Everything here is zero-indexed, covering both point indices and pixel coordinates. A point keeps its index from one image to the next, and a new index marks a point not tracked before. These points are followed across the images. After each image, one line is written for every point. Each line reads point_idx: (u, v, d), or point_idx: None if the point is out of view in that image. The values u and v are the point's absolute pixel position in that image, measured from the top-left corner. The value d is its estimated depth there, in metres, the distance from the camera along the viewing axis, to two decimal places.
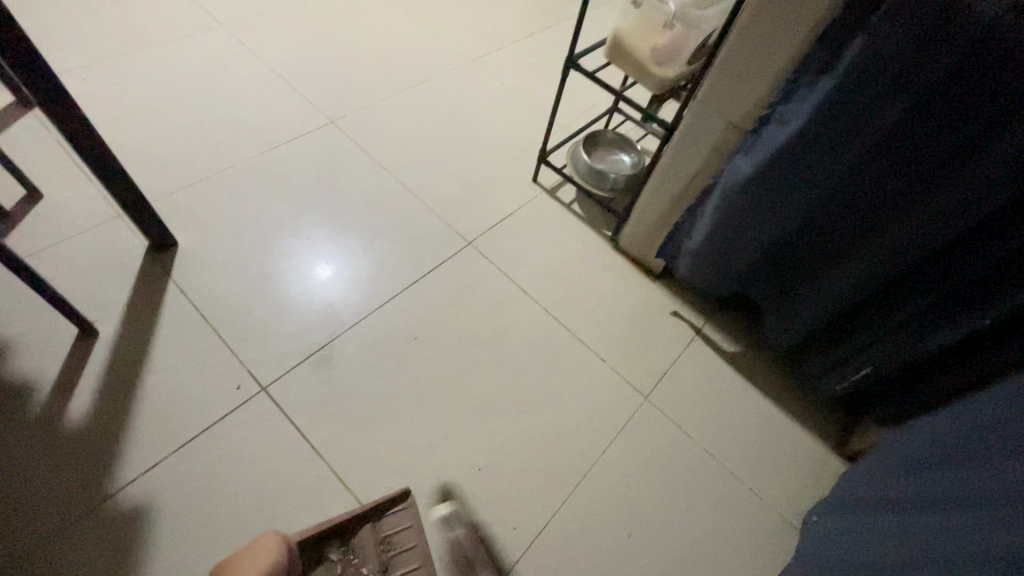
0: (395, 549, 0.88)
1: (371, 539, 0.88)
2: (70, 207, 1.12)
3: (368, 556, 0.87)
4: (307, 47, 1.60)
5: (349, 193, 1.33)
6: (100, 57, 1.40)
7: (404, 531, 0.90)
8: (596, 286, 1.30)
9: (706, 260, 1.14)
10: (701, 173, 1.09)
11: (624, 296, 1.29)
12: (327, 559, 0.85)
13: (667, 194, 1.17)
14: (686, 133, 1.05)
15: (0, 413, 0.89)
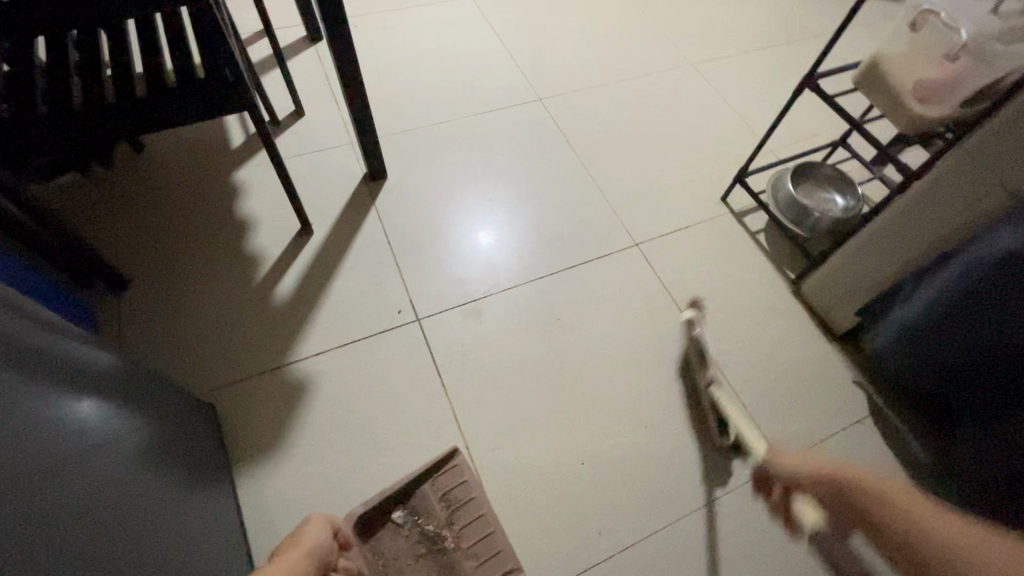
0: (456, 503, 0.92)
1: (433, 497, 0.93)
2: (320, 127, 1.35)
3: (431, 515, 0.92)
4: (537, 26, 1.69)
5: (537, 169, 1.38)
6: (374, 10, 1.64)
7: (457, 488, 0.93)
8: (759, 326, 1.18)
9: (903, 335, 0.97)
10: (938, 236, 0.92)
11: (790, 346, 1.16)
12: (393, 522, 0.92)
13: (882, 250, 1.01)
14: (931, 186, 0.89)
15: (235, 273, 1.12)
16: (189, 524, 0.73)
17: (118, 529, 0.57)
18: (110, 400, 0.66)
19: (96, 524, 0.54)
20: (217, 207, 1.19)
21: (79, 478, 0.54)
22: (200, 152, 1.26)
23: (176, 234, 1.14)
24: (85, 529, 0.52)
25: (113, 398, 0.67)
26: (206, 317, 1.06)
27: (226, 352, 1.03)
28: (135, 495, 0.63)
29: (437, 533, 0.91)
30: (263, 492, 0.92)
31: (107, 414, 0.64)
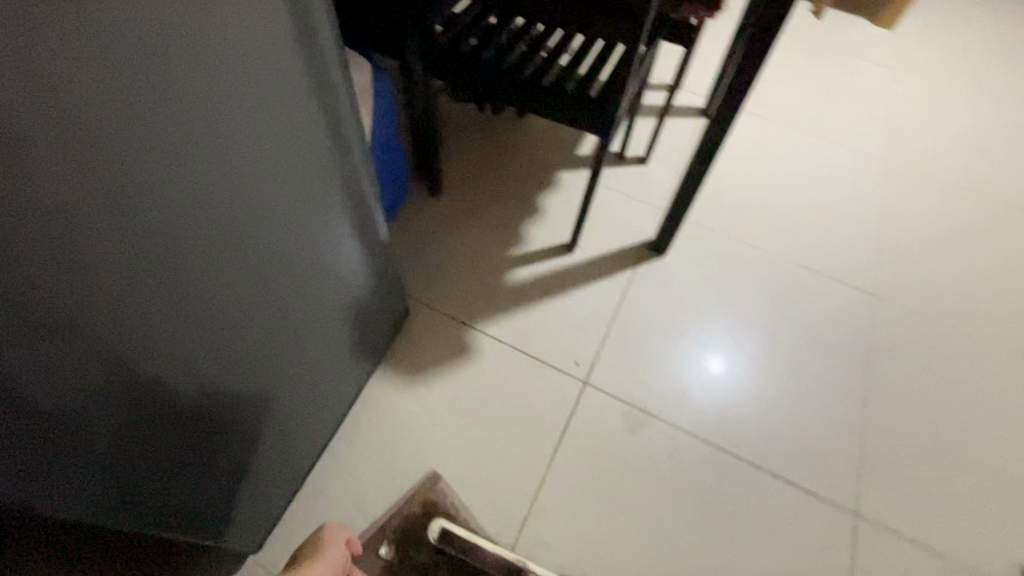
0: (440, 528, 0.91)
1: (421, 523, 0.94)
2: (648, 181, 1.41)
3: (420, 540, 0.91)
4: (927, 229, 1.44)
5: (810, 353, 1.18)
6: (775, 117, 1.62)
7: (442, 516, 0.92)
8: None
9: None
10: None
11: None
12: (384, 553, 0.91)
13: None
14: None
15: (497, 238, 1.28)
16: (303, 381, 0.86)
17: (296, 319, 0.78)
18: (363, 253, 0.90)
19: (289, 303, 0.75)
20: (527, 187, 1.38)
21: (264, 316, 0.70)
22: (551, 145, 1.46)
23: (488, 187, 1.36)
24: (284, 300, 0.73)
25: (366, 257, 0.92)
26: (454, 251, 1.24)
27: (443, 285, 1.18)
28: (325, 313, 0.86)
29: (424, 560, 0.89)
30: (378, 398, 1.04)
31: (353, 258, 0.88)
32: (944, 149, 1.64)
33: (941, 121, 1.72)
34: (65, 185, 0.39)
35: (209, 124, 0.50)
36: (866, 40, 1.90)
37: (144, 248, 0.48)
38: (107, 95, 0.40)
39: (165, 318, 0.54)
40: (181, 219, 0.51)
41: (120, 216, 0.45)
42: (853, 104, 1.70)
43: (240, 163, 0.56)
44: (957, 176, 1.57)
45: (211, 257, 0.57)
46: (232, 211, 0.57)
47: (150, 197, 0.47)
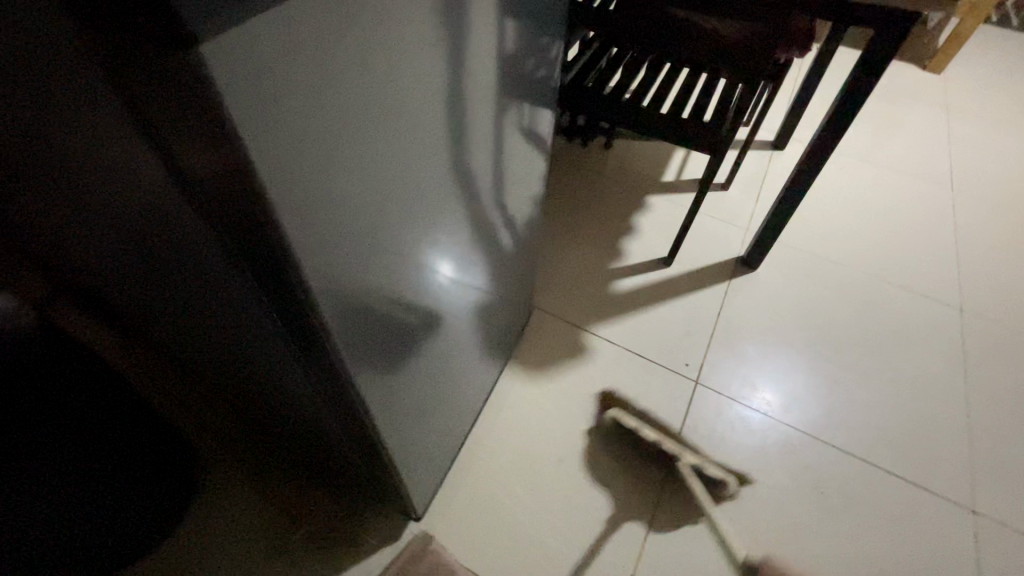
0: None
1: None
2: (733, 205, 1.53)
3: None
4: (1004, 252, 1.51)
5: (906, 361, 1.24)
6: (843, 154, 1.75)
7: None
8: None
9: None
10: None
11: None
12: None
13: None
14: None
15: (600, 252, 1.39)
16: (458, 348, 0.93)
17: (442, 319, 0.81)
18: (485, 260, 0.94)
19: (441, 306, 0.77)
20: (621, 209, 1.50)
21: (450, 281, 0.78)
22: (640, 174, 1.60)
23: (587, 209, 1.49)
24: (439, 301, 0.76)
25: (486, 265, 0.96)
26: (563, 264, 1.35)
27: (556, 293, 1.29)
28: (476, 287, 0.93)
29: None
30: (508, 390, 1.13)
31: (478, 265, 0.91)
32: (1008, 183, 1.74)
33: (1001, 158, 1.83)
34: (398, 142, 0.47)
35: (439, 120, 0.55)
36: (918, 90, 2.07)
37: (418, 206, 0.56)
38: (424, 69, 0.48)
39: (383, 305, 0.57)
40: (410, 208, 0.55)
41: (414, 175, 0.53)
42: (915, 143, 1.83)
43: (445, 160, 0.60)
44: None
45: (414, 250, 0.60)
46: (432, 206, 0.61)
47: (401, 183, 0.51)
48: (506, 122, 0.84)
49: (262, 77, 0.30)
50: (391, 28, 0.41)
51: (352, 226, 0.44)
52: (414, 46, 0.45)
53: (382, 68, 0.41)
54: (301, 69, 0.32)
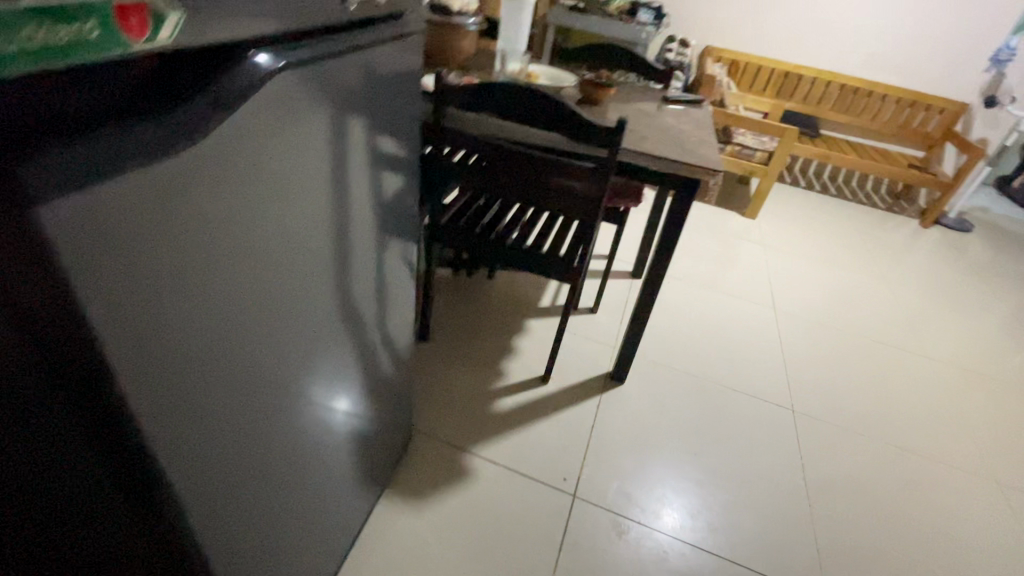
0: None
1: None
2: (600, 326, 1.72)
3: None
4: (818, 360, 1.82)
5: (756, 462, 1.39)
6: (687, 282, 2.09)
7: None
8: None
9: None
10: None
11: None
12: None
13: None
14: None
15: (481, 374, 1.46)
16: (336, 471, 0.91)
17: (318, 437, 0.81)
18: (363, 385, 0.96)
19: (306, 434, 0.76)
20: (501, 333, 1.62)
21: (326, 395, 0.80)
22: (519, 301, 1.77)
23: (471, 334, 1.60)
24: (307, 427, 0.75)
25: (366, 388, 0.99)
26: (447, 387, 1.40)
27: (439, 416, 1.32)
28: (358, 403, 0.95)
29: None
30: (384, 522, 1.08)
31: (354, 390, 0.92)
32: (815, 304, 2.15)
33: (806, 285, 2.27)
34: (263, 268, 0.54)
35: (303, 254, 0.61)
36: (739, 233, 2.57)
37: (285, 322, 0.62)
38: (294, 208, 0.57)
39: (236, 426, 0.58)
40: (263, 332, 0.58)
41: (280, 294, 0.59)
42: (741, 273, 2.24)
43: (309, 286, 0.65)
44: (828, 322, 2.04)
45: (270, 372, 0.61)
46: (294, 329, 0.64)
47: (254, 310, 0.54)
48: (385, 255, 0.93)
49: (128, 216, 0.36)
50: (246, 183, 0.48)
51: (210, 338, 0.49)
52: (279, 197, 0.53)
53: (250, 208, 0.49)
54: (163, 213, 0.39)
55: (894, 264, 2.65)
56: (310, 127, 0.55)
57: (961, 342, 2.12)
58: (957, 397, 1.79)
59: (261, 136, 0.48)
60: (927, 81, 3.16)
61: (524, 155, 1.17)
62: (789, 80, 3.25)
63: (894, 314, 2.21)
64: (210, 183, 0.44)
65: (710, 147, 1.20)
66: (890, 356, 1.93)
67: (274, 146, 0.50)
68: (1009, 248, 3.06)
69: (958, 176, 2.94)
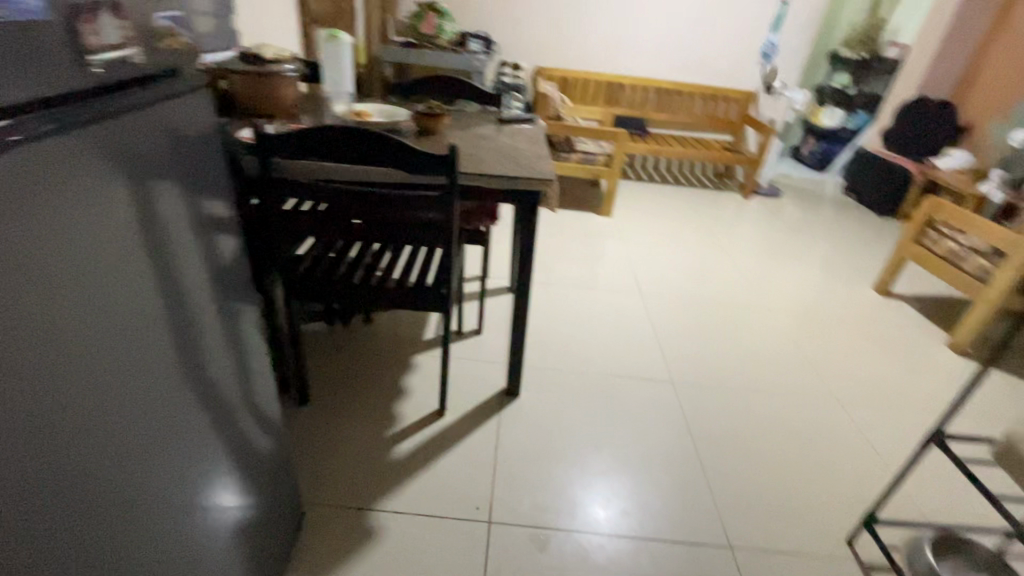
0: None
1: None
2: (488, 346, 1.73)
3: None
4: (686, 331, 2.02)
5: (651, 438, 1.49)
6: (562, 286, 2.20)
7: None
8: None
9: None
10: None
11: None
12: None
13: None
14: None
15: (374, 423, 1.40)
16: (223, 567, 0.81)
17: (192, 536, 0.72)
18: (239, 470, 0.85)
19: (170, 542, 0.65)
20: (389, 376, 1.57)
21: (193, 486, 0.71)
22: (402, 339, 1.72)
23: (357, 385, 1.52)
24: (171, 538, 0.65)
25: (245, 466, 0.89)
26: (340, 447, 1.31)
27: (335, 481, 1.23)
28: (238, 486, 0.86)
29: None
30: None
31: (228, 479, 0.82)
32: (674, 282, 2.38)
33: (664, 267, 2.52)
34: (63, 362, 0.47)
35: (119, 339, 0.53)
36: (600, 232, 2.78)
37: (114, 418, 0.54)
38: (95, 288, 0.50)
39: (66, 551, 0.48)
40: (76, 439, 0.49)
41: (98, 387, 0.51)
42: (608, 268, 2.41)
43: (139, 374, 0.57)
44: (688, 296, 2.28)
45: (101, 482, 0.52)
46: (126, 426, 0.55)
47: (52, 414, 0.46)
48: (239, 323, 0.85)
49: None
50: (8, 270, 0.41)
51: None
52: (69, 278, 0.47)
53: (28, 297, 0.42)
54: None
55: (730, 235, 3.04)
56: (91, 194, 0.49)
57: (791, 289, 2.49)
58: (798, 337, 2.09)
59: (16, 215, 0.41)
60: (719, 77, 3.71)
61: (367, 195, 1.14)
62: (613, 90, 3.62)
63: (738, 277, 2.53)
64: None
65: (544, 160, 1.29)
66: (741, 314, 2.20)
67: (41, 226, 0.43)
68: (810, 204, 3.67)
69: (760, 152, 3.48)
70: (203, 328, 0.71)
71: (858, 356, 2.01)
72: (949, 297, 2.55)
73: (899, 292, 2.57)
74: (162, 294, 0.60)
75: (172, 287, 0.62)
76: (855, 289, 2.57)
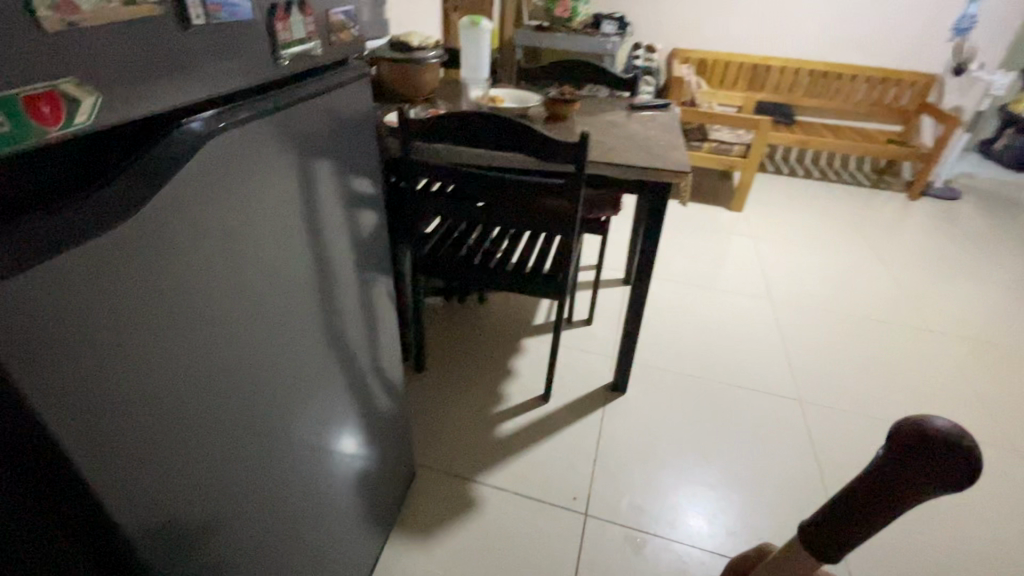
0: None
1: None
2: (595, 337, 1.71)
3: None
4: (819, 345, 1.81)
5: (767, 456, 1.37)
6: (679, 283, 2.09)
7: None
8: None
9: None
10: None
11: None
12: None
13: None
14: None
15: (481, 400, 1.45)
16: (342, 507, 0.91)
17: (322, 477, 0.82)
18: (364, 420, 0.95)
19: (308, 469, 0.76)
20: (498, 356, 1.61)
21: (324, 425, 0.79)
22: (514, 321, 1.77)
23: (467, 361, 1.59)
24: (307, 480, 0.77)
25: (365, 425, 0.97)
26: (449, 417, 1.40)
27: (443, 449, 1.31)
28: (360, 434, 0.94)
29: None
30: (393, 564, 1.07)
31: (358, 428, 0.93)
32: (811, 289, 2.14)
33: (800, 271, 2.27)
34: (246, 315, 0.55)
35: (272, 335, 0.61)
36: (727, 227, 2.59)
37: (272, 360, 0.62)
38: (272, 250, 0.57)
39: (238, 461, 0.59)
40: (248, 379, 0.58)
41: (267, 336, 0.60)
42: (733, 268, 2.24)
43: (289, 358, 0.66)
44: (825, 306, 2.04)
45: (271, 447, 0.65)
46: (311, 382, 0.73)
47: (237, 356, 0.55)
48: (377, 291, 0.96)
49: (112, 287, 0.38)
50: (218, 241, 0.49)
51: (202, 387, 0.50)
52: (262, 243, 0.56)
53: (225, 258, 0.50)
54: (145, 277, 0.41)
55: (886, 241, 2.64)
56: (273, 173, 0.55)
57: (961, 311, 2.10)
58: (966, 367, 1.77)
59: (92, 313, 0.37)
60: (895, 57, 3.19)
61: (494, 180, 1.17)
62: (757, 73, 3.31)
63: (891, 290, 2.20)
64: (190, 242, 0.46)
65: (679, 150, 1.21)
66: (891, 333, 1.92)
67: (186, 290, 0.46)
68: (999, 212, 3.05)
69: (938, 146, 2.95)
70: (342, 301, 0.79)
71: None
72: None
73: None
74: (304, 296, 0.66)
75: (316, 280, 0.69)
76: None
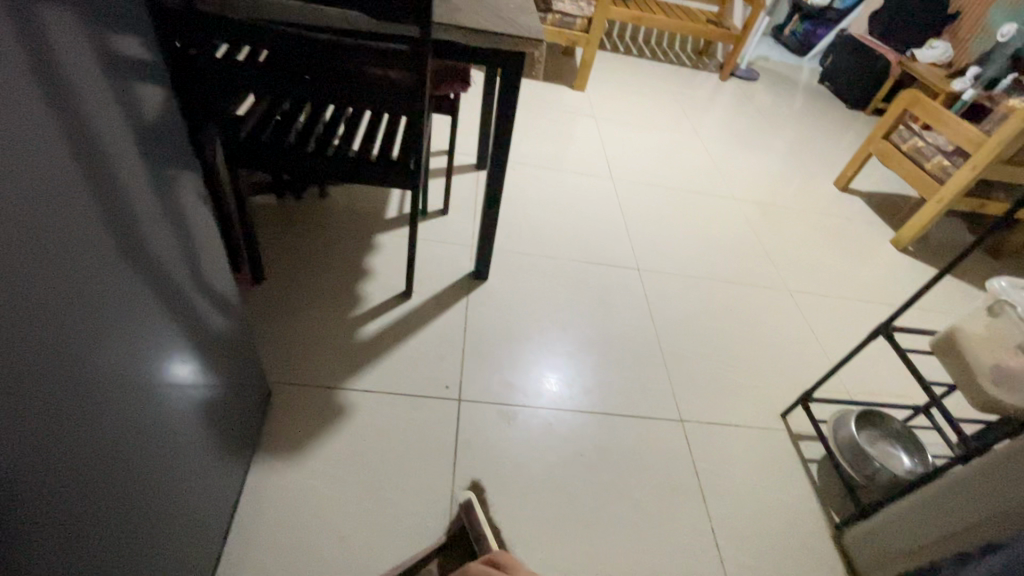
0: None
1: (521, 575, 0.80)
2: (453, 226, 1.65)
3: None
4: (651, 217, 2.00)
5: (614, 319, 1.53)
6: (530, 166, 2.08)
7: None
8: (770, 542, 1.13)
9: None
10: (969, 519, 0.90)
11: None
12: None
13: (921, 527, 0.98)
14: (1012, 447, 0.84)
15: (338, 303, 1.35)
16: (194, 441, 0.80)
17: (165, 415, 0.69)
18: (194, 348, 0.79)
19: (146, 409, 0.64)
20: (351, 255, 1.48)
21: (154, 357, 0.66)
22: (364, 216, 1.61)
23: (315, 264, 1.43)
24: (138, 432, 0.62)
25: (203, 349, 0.83)
26: (303, 326, 1.27)
27: (302, 361, 1.20)
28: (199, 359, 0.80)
29: None
30: (264, 486, 1.00)
31: (196, 353, 0.79)
32: (645, 166, 2.31)
33: (636, 149, 2.41)
34: None
35: (17, 255, 0.42)
36: (572, 108, 2.60)
37: (51, 293, 0.47)
38: None
39: (41, 421, 0.46)
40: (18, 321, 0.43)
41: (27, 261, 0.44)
42: (579, 148, 2.29)
43: (58, 282, 0.48)
44: (656, 181, 2.23)
45: (74, 400, 0.50)
46: (122, 310, 0.58)
47: None
48: (187, 186, 0.76)
49: None
50: None
51: None
52: None
53: None
54: None
55: (704, 118, 2.92)
56: None
57: (757, 179, 2.48)
58: (758, 227, 2.13)
59: None
60: None
61: (321, 43, 0.96)
62: None
63: (707, 163, 2.49)
64: None
65: (530, 14, 1.10)
66: (707, 202, 2.19)
67: None
68: (785, 91, 3.54)
69: (745, 28, 3.22)
70: (139, 203, 0.61)
71: (810, 248, 2.09)
72: (901, 195, 2.63)
73: (856, 188, 2.62)
74: (72, 201, 0.49)
75: (70, 176, 0.48)
76: (816, 182, 2.59)
